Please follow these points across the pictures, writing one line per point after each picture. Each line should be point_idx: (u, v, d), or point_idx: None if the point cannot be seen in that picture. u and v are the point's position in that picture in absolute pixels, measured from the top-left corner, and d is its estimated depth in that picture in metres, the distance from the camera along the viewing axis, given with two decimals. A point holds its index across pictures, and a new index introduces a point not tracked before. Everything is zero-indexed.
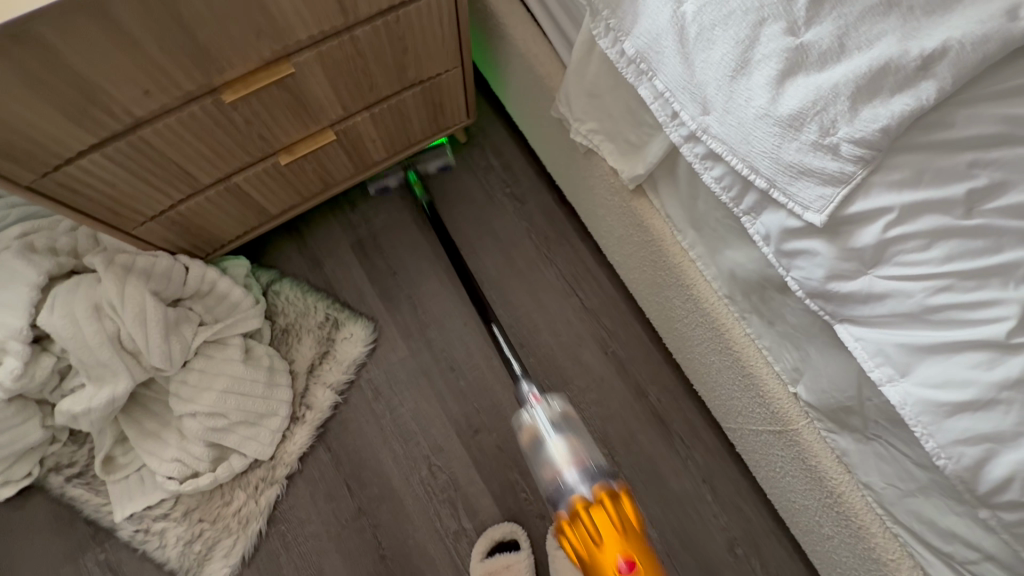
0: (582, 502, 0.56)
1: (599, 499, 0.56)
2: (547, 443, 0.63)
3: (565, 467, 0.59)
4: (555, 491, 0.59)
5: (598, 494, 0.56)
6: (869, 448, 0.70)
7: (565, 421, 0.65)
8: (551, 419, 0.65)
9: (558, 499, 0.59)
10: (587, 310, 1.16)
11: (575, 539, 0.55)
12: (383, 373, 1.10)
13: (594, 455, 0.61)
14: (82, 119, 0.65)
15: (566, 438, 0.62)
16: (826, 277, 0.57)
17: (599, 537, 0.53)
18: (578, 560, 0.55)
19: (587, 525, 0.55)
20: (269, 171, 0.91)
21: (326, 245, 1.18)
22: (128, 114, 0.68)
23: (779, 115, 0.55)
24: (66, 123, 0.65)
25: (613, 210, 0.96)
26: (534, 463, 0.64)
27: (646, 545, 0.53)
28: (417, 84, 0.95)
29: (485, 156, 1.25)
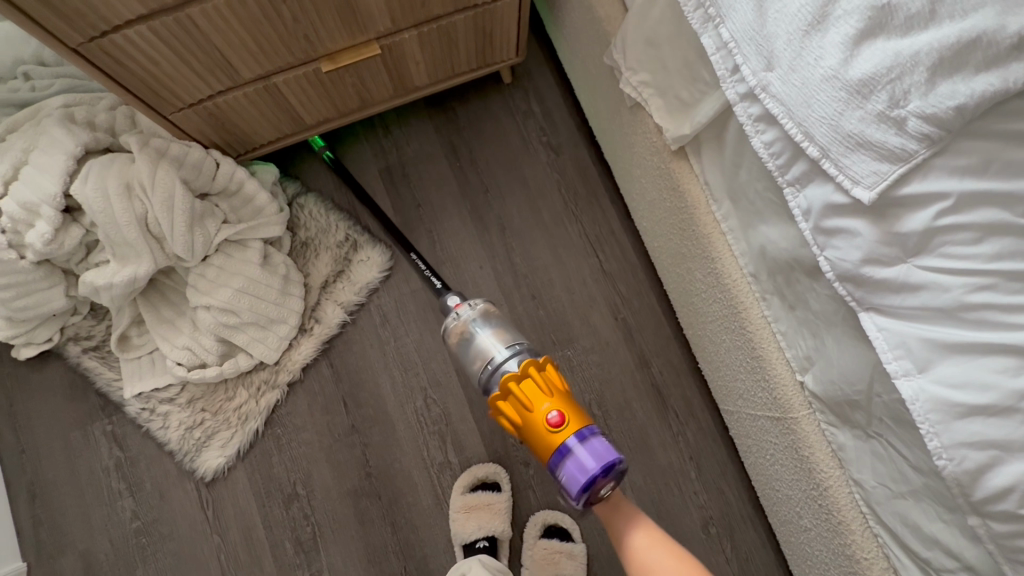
0: (513, 377, 0.70)
1: (526, 371, 0.69)
2: (477, 334, 0.77)
3: (494, 347, 0.74)
4: (485, 371, 0.74)
5: (526, 365, 0.70)
6: (868, 445, 0.69)
7: (487, 315, 0.79)
8: (473, 317, 0.78)
9: (488, 374, 0.73)
10: (604, 273, 1.14)
11: (512, 409, 0.69)
12: (394, 301, 1.11)
13: (511, 338, 0.76)
14: None
15: (492, 330, 0.77)
16: (862, 260, 0.55)
17: (530, 401, 0.68)
18: (515, 425, 0.69)
19: (525, 388, 0.69)
20: (309, 77, 0.90)
21: (355, 166, 1.17)
22: None
23: (848, 78, 0.52)
24: None
25: (650, 172, 0.93)
26: (467, 354, 0.78)
27: (569, 402, 0.68)
28: (471, 8, 0.91)
29: (528, 100, 1.21)
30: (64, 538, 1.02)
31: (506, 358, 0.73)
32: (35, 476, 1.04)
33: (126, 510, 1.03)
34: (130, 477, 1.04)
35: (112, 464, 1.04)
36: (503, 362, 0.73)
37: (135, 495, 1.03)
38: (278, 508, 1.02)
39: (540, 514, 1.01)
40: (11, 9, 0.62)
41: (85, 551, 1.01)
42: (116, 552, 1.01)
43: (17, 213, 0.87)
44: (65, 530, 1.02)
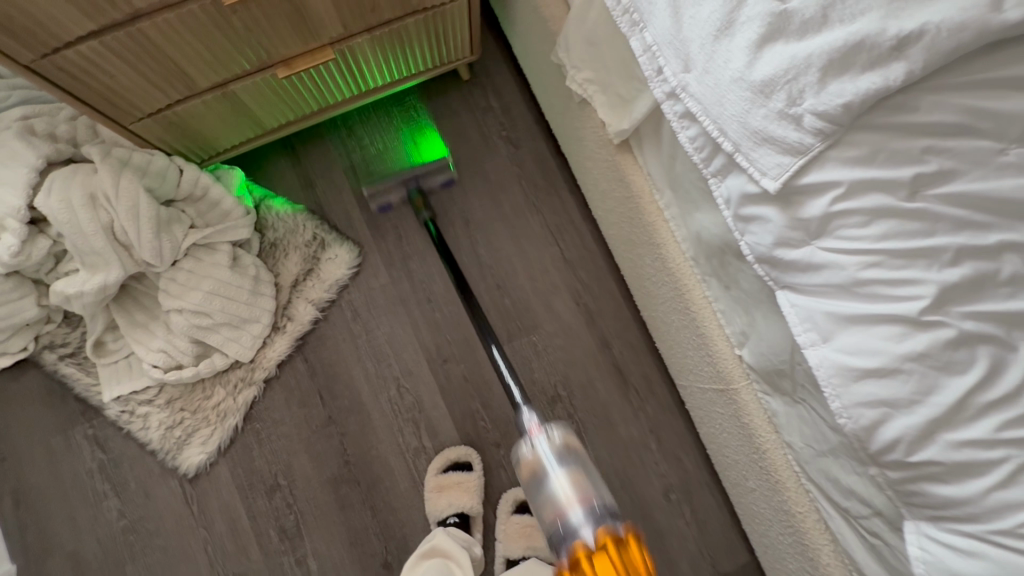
0: (584, 552, 0.51)
1: (604, 540, 0.50)
2: (552, 475, 0.59)
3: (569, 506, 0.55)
4: (558, 532, 0.56)
5: (600, 536, 0.51)
6: (796, 410, 0.75)
7: (570, 453, 0.61)
8: (552, 451, 0.61)
9: (561, 544, 0.54)
10: (565, 261, 1.20)
11: None
12: (364, 296, 1.15)
13: (598, 491, 0.57)
14: (84, 5, 0.67)
15: (570, 473, 0.59)
16: (774, 244, 0.61)
17: None
18: None
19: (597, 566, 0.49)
20: (266, 83, 0.93)
21: (321, 167, 1.20)
22: (128, 4, 0.69)
23: (752, 80, 0.57)
24: (66, 6, 0.66)
25: (599, 164, 0.98)
26: (536, 497, 0.60)
27: None
28: (422, 11, 0.94)
29: (486, 96, 1.25)
30: (53, 540, 1.05)
31: (586, 532, 0.54)
32: (20, 481, 1.07)
33: (112, 510, 1.06)
34: (115, 478, 1.07)
35: (95, 466, 1.07)
36: (581, 530, 0.54)
37: (121, 495, 1.07)
38: (261, 500, 1.07)
39: (513, 491, 1.08)
40: None
41: (74, 551, 1.05)
42: (105, 549, 1.05)
43: None
44: (52, 532, 1.05)
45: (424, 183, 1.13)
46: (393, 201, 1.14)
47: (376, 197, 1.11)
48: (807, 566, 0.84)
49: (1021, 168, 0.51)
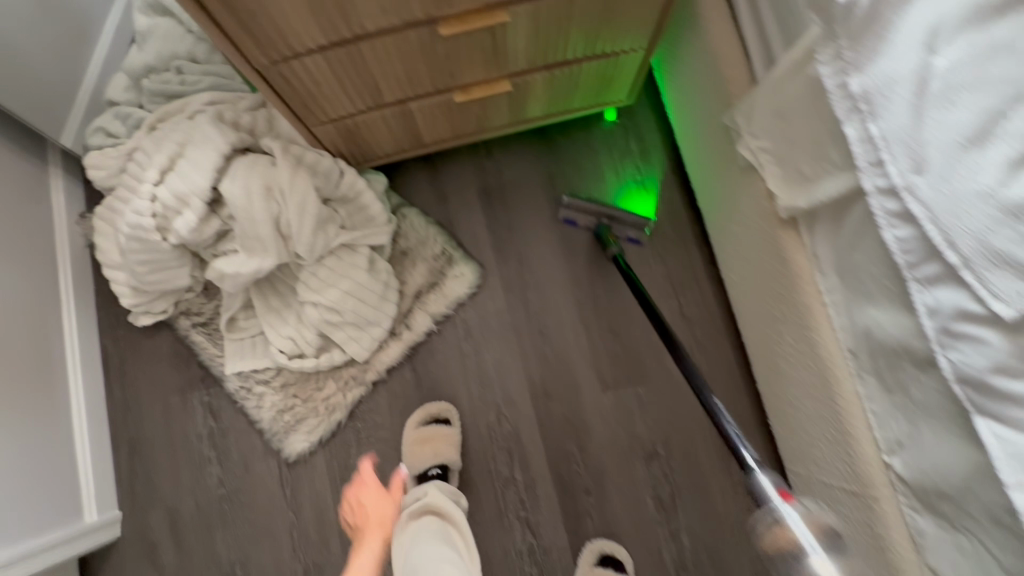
0: None
1: None
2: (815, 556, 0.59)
3: None
4: None
5: None
6: (952, 538, 0.70)
7: (825, 536, 0.62)
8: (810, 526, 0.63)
9: None
10: (683, 318, 1.17)
11: None
12: (478, 318, 1.17)
13: None
14: (325, 24, 0.69)
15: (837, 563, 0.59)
16: (989, 368, 0.57)
17: None
18: None
19: None
20: (440, 105, 0.95)
21: (456, 183, 1.23)
22: (361, 26, 0.71)
23: (1004, 199, 0.52)
24: (313, 23, 0.68)
25: (754, 233, 0.96)
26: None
27: None
28: (603, 56, 0.94)
29: (627, 139, 1.25)
30: (156, 493, 1.11)
31: None
32: (136, 432, 1.13)
33: (213, 476, 1.11)
34: (220, 447, 1.12)
35: (205, 432, 1.13)
36: None
37: (223, 464, 1.11)
38: None
39: (598, 542, 1.08)
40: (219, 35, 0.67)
41: (173, 508, 1.10)
42: (202, 513, 1.10)
43: (168, 200, 0.93)
44: (157, 486, 1.11)
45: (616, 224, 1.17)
46: (579, 220, 1.20)
47: (568, 209, 1.18)
48: None
49: None
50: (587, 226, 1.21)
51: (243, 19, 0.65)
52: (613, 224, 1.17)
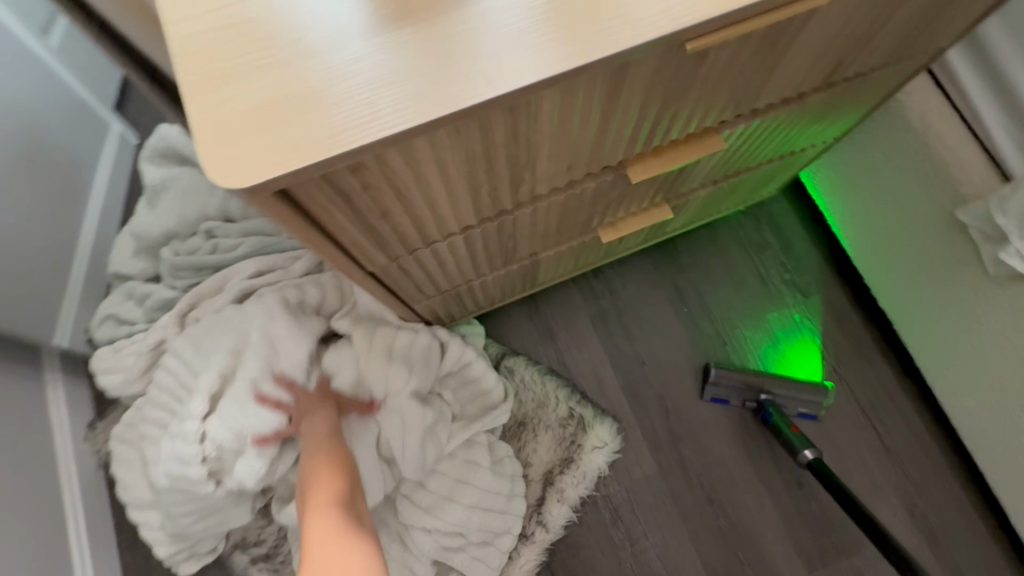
0: None
1: None
2: None
3: None
4: None
5: None
6: None
7: None
8: None
9: None
10: (887, 451, 0.90)
11: None
12: (625, 491, 0.88)
13: None
14: (482, 200, 0.44)
15: None
16: None
17: None
18: None
19: None
20: (578, 247, 0.70)
21: (562, 314, 0.97)
22: (529, 191, 0.46)
23: None
24: (465, 202, 0.44)
25: (1022, 356, 0.70)
26: None
27: None
28: (784, 156, 0.71)
29: (760, 230, 1.01)
30: None
31: None
32: None
33: None
34: None
35: None
36: None
37: None
38: None
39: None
40: (333, 250, 0.41)
41: None
42: None
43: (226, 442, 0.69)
44: None
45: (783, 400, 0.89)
46: (731, 399, 0.92)
47: (715, 386, 0.91)
48: None
49: None
50: (741, 403, 0.92)
51: (371, 222, 0.41)
52: (778, 400, 0.89)
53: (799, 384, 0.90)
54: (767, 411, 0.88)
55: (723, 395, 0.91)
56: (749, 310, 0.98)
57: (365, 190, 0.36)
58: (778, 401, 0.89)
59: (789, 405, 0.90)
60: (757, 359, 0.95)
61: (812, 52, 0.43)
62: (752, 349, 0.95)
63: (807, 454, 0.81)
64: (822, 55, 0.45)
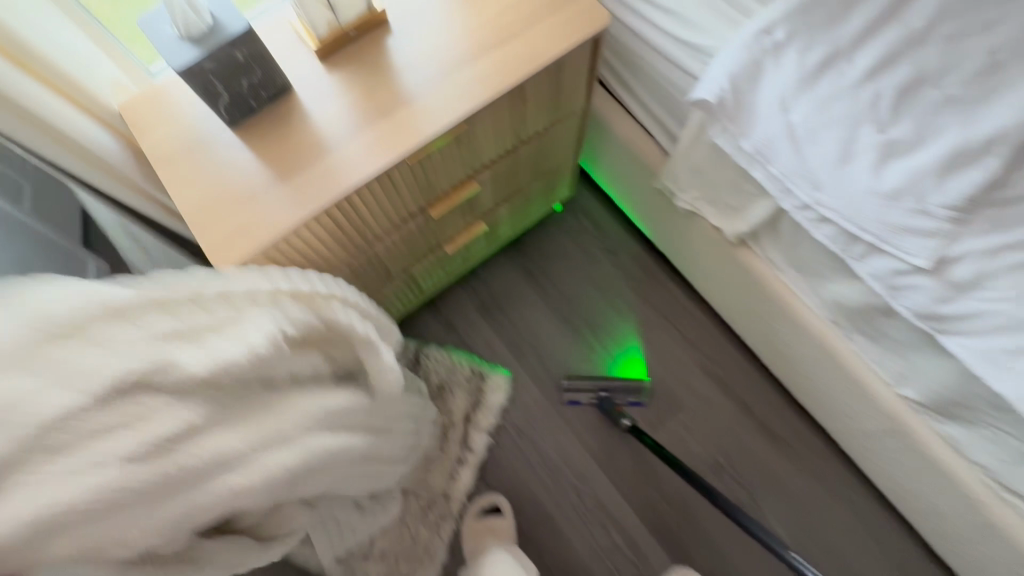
0: None
1: None
2: None
3: None
4: None
5: None
6: (976, 432, 0.86)
7: None
8: None
9: None
10: (687, 341, 1.35)
11: None
12: (524, 415, 1.29)
13: None
14: (347, 245, 0.86)
15: None
16: (935, 301, 0.75)
17: None
18: None
19: None
20: (435, 261, 1.12)
21: (456, 310, 1.38)
22: (372, 233, 0.88)
23: (883, 191, 0.75)
24: (338, 248, 0.84)
25: (715, 258, 1.15)
26: None
27: None
28: (545, 174, 1.15)
29: (578, 218, 1.45)
30: None
31: None
32: None
33: None
34: None
35: None
36: None
37: None
38: None
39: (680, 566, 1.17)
40: None
41: None
42: None
43: None
44: None
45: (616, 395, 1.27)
46: (581, 399, 1.28)
47: (569, 390, 1.27)
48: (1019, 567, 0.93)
49: None
50: (588, 402, 1.29)
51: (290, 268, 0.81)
52: (613, 395, 1.27)
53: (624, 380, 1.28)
54: (604, 403, 1.26)
55: (575, 397, 1.27)
56: (580, 274, 1.41)
57: (280, 254, 0.76)
58: (613, 396, 1.27)
59: (621, 397, 1.28)
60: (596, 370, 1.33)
61: (491, 134, 0.86)
62: (591, 364, 1.34)
63: (626, 423, 1.21)
64: (501, 133, 0.88)
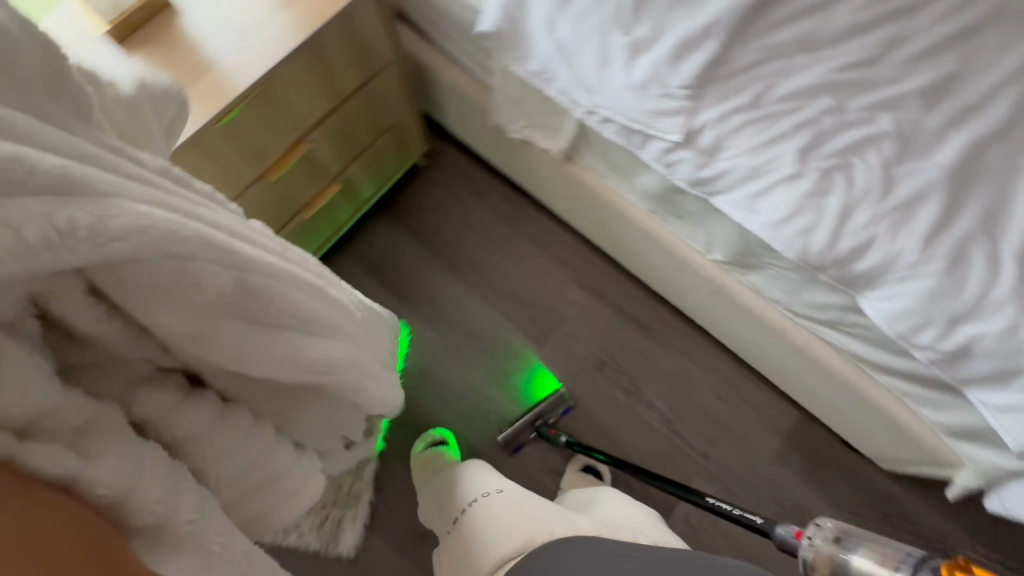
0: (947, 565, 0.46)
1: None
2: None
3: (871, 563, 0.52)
4: None
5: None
6: (764, 274, 1.05)
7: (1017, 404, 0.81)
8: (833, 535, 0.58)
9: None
10: (560, 261, 1.48)
11: None
12: (424, 357, 1.41)
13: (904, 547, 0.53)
14: None
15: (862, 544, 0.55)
16: (694, 169, 0.91)
17: None
18: None
19: None
20: (298, 227, 1.20)
21: (345, 276, 1.47)
22: None
23: (635, 84, 0.90)
24: None
25: (556, 178, 1.29)
26: None
27: None
28: (388, 130, 1.25)
29: (444, 170, 1.55)
30: None
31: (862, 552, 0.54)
32: None
33: None
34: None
35: None
36: None
37: None
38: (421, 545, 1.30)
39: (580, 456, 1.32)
40: None
41: None
42: None
43: None
44: None
45: (549, 417, 1.34)
46: (523, 442, 1.34)
47: (511, 442, 1.33)
48: (824, 375, 1.15)
49: (797, 72, 0.88)
50: (530, 440, 1.35)
51: None
52: (544, 419, 1.34)
53: (549, 400, 1.35)
54: (540, 431, 1.32)
55: (518, 443, 1.34)
56: (454, 221, 1.51)
57: None
58: (545, 419, 1.34)
59: (553, 416, 1.35)
60: (526, 399, 1.39)
61: (303, 94, 0.96)
62: (521, 397, 1.39)
63: (564, 439, 1.28)
64: (315, 92, 0.98)
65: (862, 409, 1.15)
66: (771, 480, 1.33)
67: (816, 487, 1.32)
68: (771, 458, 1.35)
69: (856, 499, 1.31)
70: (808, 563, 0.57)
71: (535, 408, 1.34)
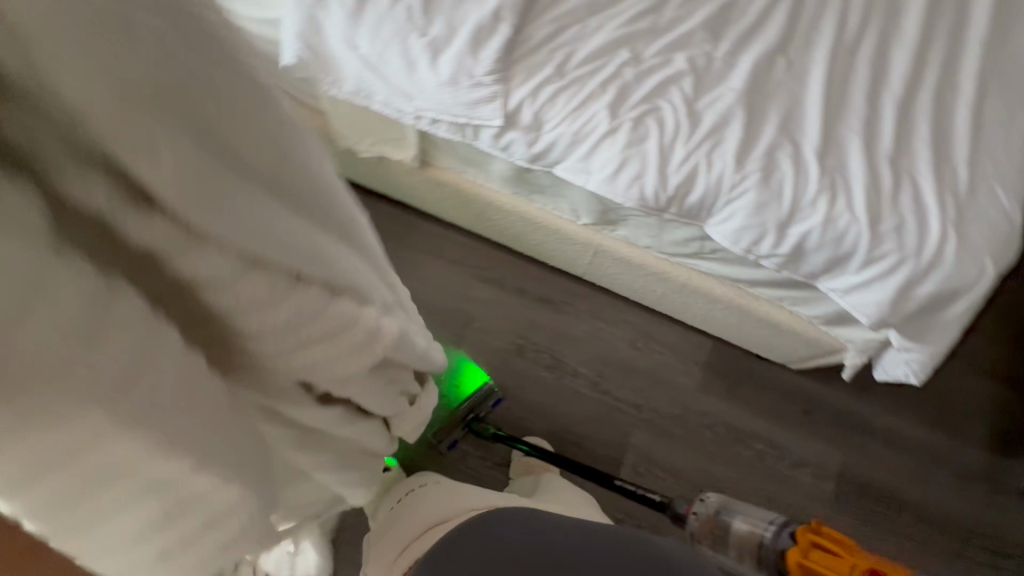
0: (808, 527, 0.60)
1: (807, 538, 0.59)
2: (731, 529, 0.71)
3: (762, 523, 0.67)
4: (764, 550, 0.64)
5: (803, 534, 0.59)
6: (627, 226, 1.10)
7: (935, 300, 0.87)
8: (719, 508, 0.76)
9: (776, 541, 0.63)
10: (455, 262, 1.50)
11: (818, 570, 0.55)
12: None
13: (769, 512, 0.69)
14: None
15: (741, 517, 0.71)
16: (526, 146, 0.94)
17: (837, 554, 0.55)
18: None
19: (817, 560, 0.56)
20: None
21: None
22: None
23: (446, 81, 0.92)
24: None
25: (422, 185, 1.30)
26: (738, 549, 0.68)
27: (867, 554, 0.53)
28: None
29: None
30: None
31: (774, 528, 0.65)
32: None
33: None
34: None
35: None
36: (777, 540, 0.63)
37: None
38: None
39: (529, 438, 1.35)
40: None
41: None
42: None
43: None
44: None
45: (478, 411, 1.30)
46: (456, 438, 1.32)
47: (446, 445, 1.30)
48: (713, 301, 1.22)
49: (592, 33, 0.93)
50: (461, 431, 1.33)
51: None
52: (474, 415, 1.30)
53: (475, 398, 1.28)
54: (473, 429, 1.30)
55: (452, 441, 1.32)
56: None
57: None
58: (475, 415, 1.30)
59: (484, 408, 1.31)
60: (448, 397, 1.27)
61: None
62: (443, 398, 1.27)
63: (490, 433, 1.28)
64: None
65: (753, 323, 1.23)
66: (700, 409, 1.41)
67: (740, 404, 1.42)
68: (695, 390, 1.43)
69: (774, 403, 1.42)
70: (696, 531, 0.77)
71: (462, 411, 1.26)
